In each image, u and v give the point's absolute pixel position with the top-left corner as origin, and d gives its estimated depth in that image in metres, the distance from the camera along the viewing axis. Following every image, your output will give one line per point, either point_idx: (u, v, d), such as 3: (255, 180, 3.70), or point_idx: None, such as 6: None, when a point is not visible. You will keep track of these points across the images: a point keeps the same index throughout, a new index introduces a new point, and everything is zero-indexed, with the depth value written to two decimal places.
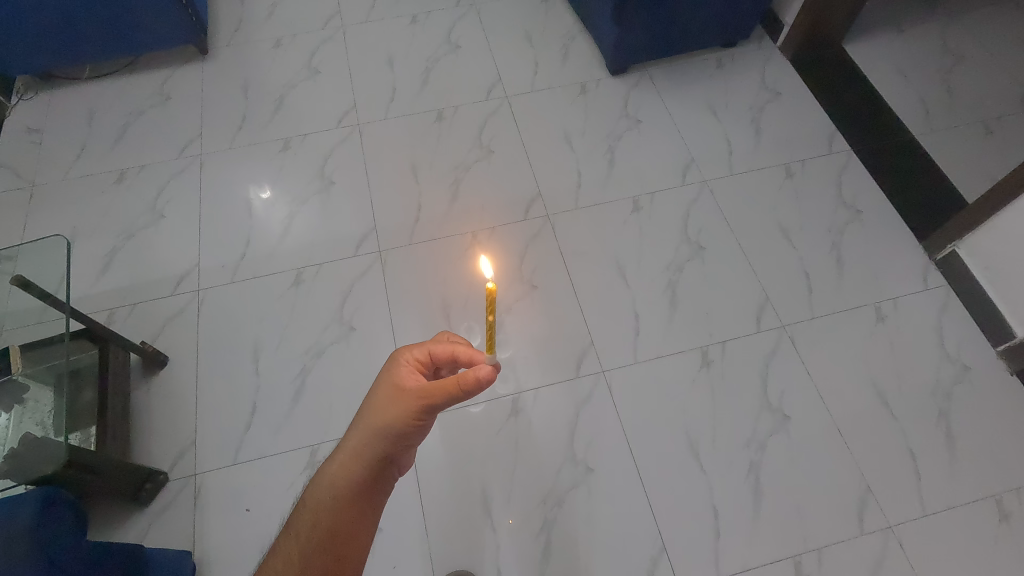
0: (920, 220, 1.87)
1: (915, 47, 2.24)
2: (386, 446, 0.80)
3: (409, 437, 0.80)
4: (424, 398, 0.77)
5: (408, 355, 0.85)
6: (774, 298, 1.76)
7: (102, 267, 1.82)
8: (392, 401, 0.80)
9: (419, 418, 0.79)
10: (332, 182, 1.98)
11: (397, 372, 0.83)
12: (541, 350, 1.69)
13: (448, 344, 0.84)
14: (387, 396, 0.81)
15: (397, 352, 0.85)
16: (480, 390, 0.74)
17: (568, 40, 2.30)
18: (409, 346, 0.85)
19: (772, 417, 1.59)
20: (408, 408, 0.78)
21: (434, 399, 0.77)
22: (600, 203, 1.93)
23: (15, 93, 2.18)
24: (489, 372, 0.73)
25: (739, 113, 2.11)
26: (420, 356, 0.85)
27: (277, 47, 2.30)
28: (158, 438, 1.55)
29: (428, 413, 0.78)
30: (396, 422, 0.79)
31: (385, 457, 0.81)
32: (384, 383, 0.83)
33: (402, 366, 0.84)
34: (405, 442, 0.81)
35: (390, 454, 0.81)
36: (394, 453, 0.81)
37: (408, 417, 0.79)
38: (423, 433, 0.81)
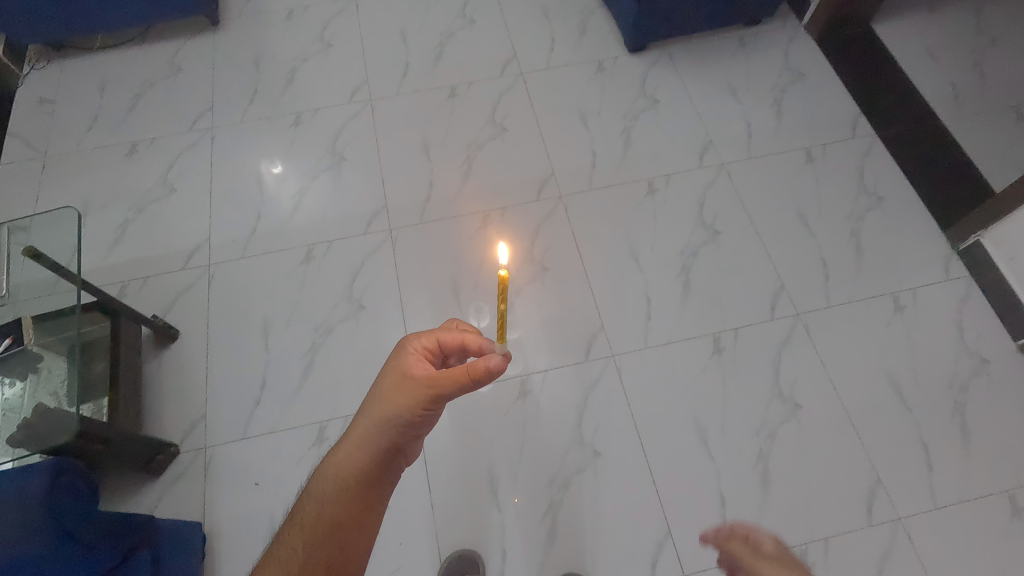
0: (944, 208, 1.82)
1: (947, 28, 2.15)
2: (394, 434, 0.81)
3: (417, 426, 0.81)
4: (434, 387, 0.79)
5: (416, 343, 0.86)
6: (790, 286, 1.73)
7: (114, 240, 1.82)
8: (400, 389, 0.81)
9: (427, 408, 0.80)
10: (343, 158, 1.96)
11: (405, 360, 0.84)
12: (550, 333, 1.68)
13: (458, 333, 0.86)
14: (395, 384, 0.82)
15: (405, 340, 0.87)
16: (490, 380, 0.77)
17: (586, 15, 2.24)
18: (416, 334, 0.87)
19: (783, 406, 1.57)
20: (417, 396, 0.80)
21: (444, 387, 0.79)
22: (615, 184, 1.90)
23: (27, 63, 2.17)
24: (500, 362, 0.75)
25: (760, 94, 2.05)
26: (428, 345, 0.87)
27: (288, 18, 2.27)
28: (169, 411, 1.57)
29: (437, 402, 0.80)
30: (404, 411, 0.80)
31: (392, 446, 0.82)
32: (392, 371, 0.84)
33: (410, 354, 0.85)
34: (412, 431, 0.82)
35: (398, 443, 0.82)
36: (400, 443, 0.82)
37: (417, 405, 0.80)
38: (431, 422, 0.83)
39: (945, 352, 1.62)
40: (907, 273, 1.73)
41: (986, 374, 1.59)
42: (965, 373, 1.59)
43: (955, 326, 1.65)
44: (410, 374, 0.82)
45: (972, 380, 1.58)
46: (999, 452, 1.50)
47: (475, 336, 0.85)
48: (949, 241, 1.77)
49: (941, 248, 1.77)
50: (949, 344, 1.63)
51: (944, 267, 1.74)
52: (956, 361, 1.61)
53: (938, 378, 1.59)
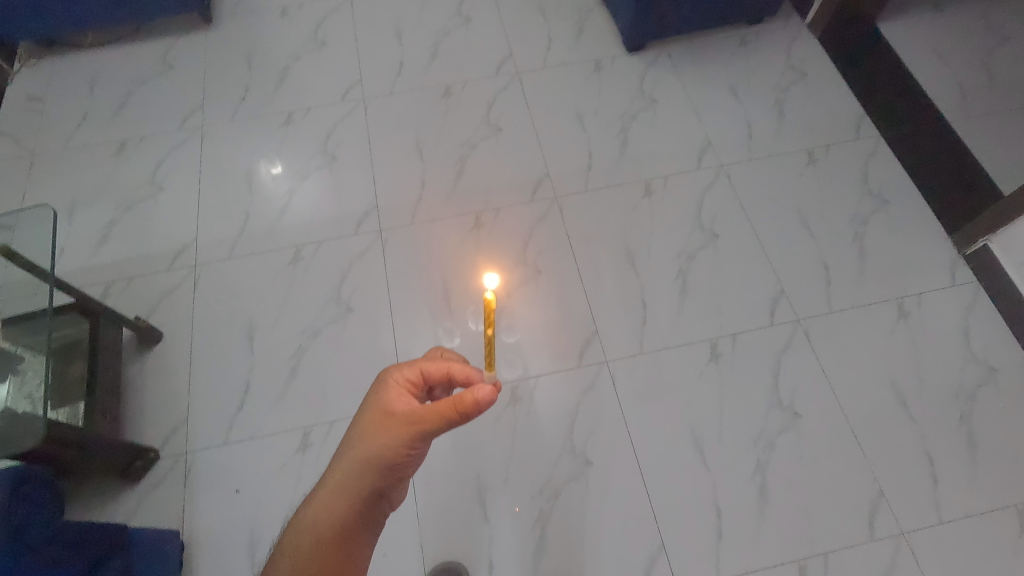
0: (951, 212, 1.76)
1: (954, 28, 2.10)
2: (377, 477, 0.76)
3: (402, 466, 0.77)
4: (419, 423, 0.76)
5: (399, 375, 0.83)
6: (790, 291, 1.68)
7: (100, 240, 1.79)
8: (382, 427, 0.77)
9: (413, 446, 0.76)
10: (335, 158, 1.92)
11: (387, 395, 0.81)
12: (544, 338, 1.63)
13: (442, 363, 0.83)
14: (376, 421, 0.78)
15: (386, 373, 0.83)
16: (480, 412, 0.75)
17: (584, 14, 2.20)
18: (399, 366, 0.83)
19: (783, 414, 1.52)
20: (402, 435, 0.76)
21: (431, 424, 0.75)
22: (611, 185, 1.85)
23: (18, 60, 2.14)
24: (489, 393, 0.74)
25: (761, 94, 2.00)
26: (410, 377, 0.83)
27: (282, 17, 2.23)
28: (150, 415, 1.53)
29: (423, 439, 0.76)
30: (388, 451, 0.76)
31: (375, 490, 0.77)
32: (373, 407, 0.81)
33: (391, 388, 0.82)
34: (396, 472, 0.77)
35: (381, 485, 0.77)
36: (383, 487, 0.78)
37: (401, 444, 0.76)
38: (416, 460, 0.79)
39: (951, 360, 1.56)
40: (912, 279, 1.68)
41: (994, 383, 1.53)
42: (971, 382, 1.54)
43: (962, 334, 1.59)
44: (392, 410, 0.78)
45: (979, 389, 1.53)
46: (1008, 465, 1.45)
47: (462, 366, 0.84)
48: (955, 246, 1.71)
49: (947, 252, 1.71)
50: (955, 352, 1.57)
51: (951, 272, 1.68)
52: (963, 369, 1.55)
53: (943, 387, 1.53)
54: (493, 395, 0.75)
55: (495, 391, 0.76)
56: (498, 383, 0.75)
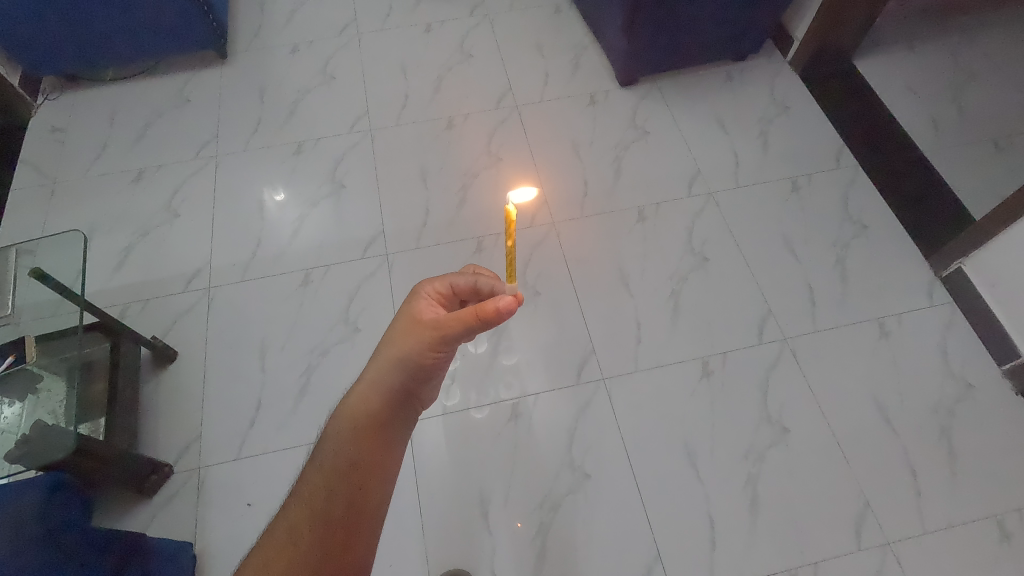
0: (927, 236, 1.87)
1: (926, 64, 2.24)
2: (407, 376, 0.81)
3: (429, 369, 0.81)
4: (443, 329, 0.78)
5: (430, 288, 0.86)
6: (777, 311, 1.76)
7: (118, 263, 1.87)
8: (410, 331, 0.81)
9: (438, 350, 0.80)
10: (343, 186, 2.02)
11: (418, 304, 0.84)
12: (542, 356, 1.71)
13: (471, 277, 0.84)
14: (406, 326, 0.82)
15: (419, 286, 0.86)
16: (500, 321, 0.76)
17: (579, 51, 2.33)
18: (430, 280, 0.86)
19: (771, 429, 1.59)
20: (427, 338, 0.79)
21: (454, 328, 0.78)
22: (606, 211, 1.95)
23: (42, 93, 2.25)
24: (509, 302, 0.75)
25: (747, 126, 2.13)
26: (441, 290, 0.86)
27: (293, 53, 2.36)
28: (164, 432, 1.59)
29: (447, 344, 0.79)
30: (415, 353, 0.80)
31: (406, 388, 0.82)
32: (404, 314, 0.84)
33: (423, 299, 0.85)
34: (424, 374, 0.82)
35: (410, 385, 0.82)
36: (412, 385, 0.82)
37: (427, 347, 0.80)
38: (443, 364, 0.83)
39: (931, 377, 1.64)
40: (892, 300, 1.77)
41: (971, 399, 1.61)
42: (951, 397, 1.61)
43: (940, 352, 1.68)
44: (421, 317, 0.82)
45: (958, 404, 1.60)
46: (987, 477, 1.51)
47: (489, 280, 0.85)
48: (932, 268, 1.81)
49: (924, 274, 1.81)
50: (934, 369, 1.65)
51: (928, 293, 1.77)
52: (942, 386, 1.63)
53: (924, 403, 1.61)
54: (514, 304, 0.75)
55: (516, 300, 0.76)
56: (519, 292, 0.76)
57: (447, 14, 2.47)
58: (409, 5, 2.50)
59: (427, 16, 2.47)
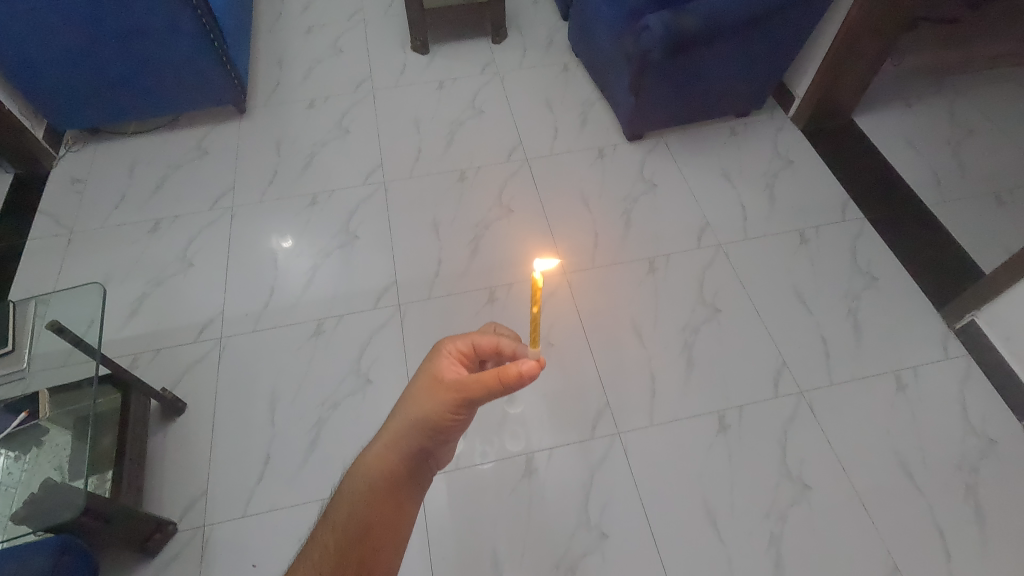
0: (938, 288, 1.88)
1: (924, 121, 2.31)
2: (424, 438, 0.77)
3: (447, 430, 0.77)
4: (463, 391, 0.74)
5: (451, 346, 0.82)
6: (792, 364, 1.75)
7: (130, 313, 1.87)
8: (430, 391, 0.77)
9: (458, 412, 0.76)
10: (356, 236, 2.04)
11: (438, 363, 0.80)
12: (555, 408, 1.69)
13: (493, 335, 0.82)
14: (426, 386, 0.78)
15: (440, 343, 0.83)
16: (522, 385, 0.72)
17: (587, 106, 2.41)
18: (451, 338, 0.83)
19: (792, 486, 1.55)
20: (445, 401, 0.75)
21: (474, 391, 0.74)
22: (617, 263, 1.97)
23: (64, 145, 2.31)
24: (531, 366, 0.71)
25: (753, 179, 2.17)
26: (463, 349, 0.82)
27: (310, 108, 2.44)
28: (170, 487, 1.55)
29: (467, 407, 0.75)
30: (433, 415, 0.76)
31: (422, 450, 0.78)
32: (425, 372, 0.81)
33: (444, 357, 0.81)
34: (441, 435, 0.78)
35: (427, 447, 0.78)
36: (430, 447, 0.78)
37: (446, 410, 0.76)
38: (462, 426, 0.79)
39: (952, 432, 1.62)
40: (906, 352, 1.76)
41: (994, 455, 1.58)
42: (973, 453, 1.58)
43: (959, 406, 1.66)
44: (441, 377, 0.78)
45: (981, 461, 1.57)
46: (1017, 538, 1.47)
47: (511, 340, 0.82)
48: (944, 320, 1.81)
49: (938, 326, 1.80)
50: (954, 424, 1.63)
51: (943, 346, 1.76)
52: (964, 442, 1.60)
53: (947, 459, 1.58)
54: (536, 369, 0.72)
55: (539, 364, 0.72)
56: (542, 357, 0.73)
57: (459, 72, 2.56)
58: (422, 63, 2.60)
59: (439, 74, 2.56)
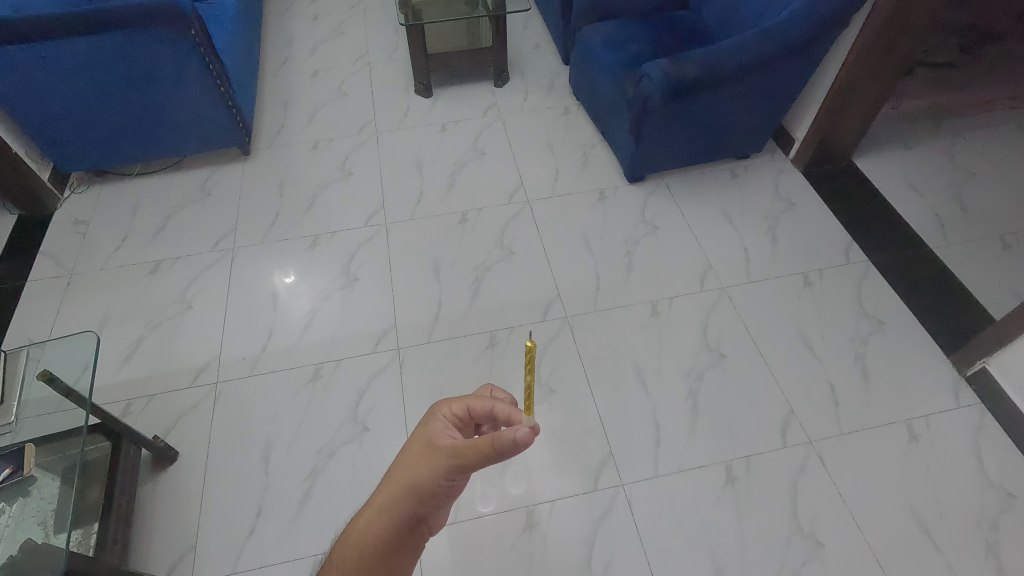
0: (947, 334, 1.84)
1: (924, 163, 2.32)
2: (416, 504, 0.73)
3: (438, 498, 0.73)
4: (455, 458, 0.70)
5: (447, 410, 0.79)
6: (800, 412, 1.70)
7: (125, 357, 1.85)
8: (422, 457, 0.73)
9: (450, 479, 0.72)
10: (356, 278, 2.03)
11: (432, 427, 0.77)
12: (556, 457, 1.63)
13: (488, 400, 0.78)
14: (419, 451, 0.74)
15: (435, 406, 0.80)
16: (515, 453, 0.67)
17: (588, 148, 2.43)
18: (447, 401, 0.79)
19: (804, 543, 1.49)
20: (437, 468, 0.71)
21: (466, 459, 0.70)
22: (619, 306, 1.95)
23: (69, 186, 2.33)
24: (527, 434, 0.67)
25: (755, 222, 2.17)
26: (458, 413, 0.79)
27: (313, 150, 2.46)
28: (158, 541, 1.50)
29: (460, 474, 0.71)
30: (424, 482, 0.72)
31: (414, 517, 0.74)
32: (418, 437, 0.77)
33: (439, 421, 0.78)
34: (434, 503, 0.74)
35: (419, 513, 0.74)
36: (422, 514, 0.74)
37: (438, 477, 0.72)
38: (454, 493, 0.75)
39: (969, 485, 1.56)
40: (917, 400, 1.71)
41: (1015, 510, 1.52)
42: (992, 508, 1.52)
43: (975, 457, 1.60)
44: (435, 442, 0.74)
45: (1001, 516, 1.51)
46: None
47: (506, 406, 0.77)
48: (955, 367, 1.77)
49: (948, 373, 1.76)
50: (970, 477, 1.57)
51: (954, 394, 1.72)
52: (982, 495, 1.54)
53: (965, 514, 1.52)
54: (531, 437, 0.67)
55: (533, 433, 0.67)
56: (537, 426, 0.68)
57: (461, 115, 2.60)
58: (425, 106, 2.64)
59: (442, 116, 2.59)
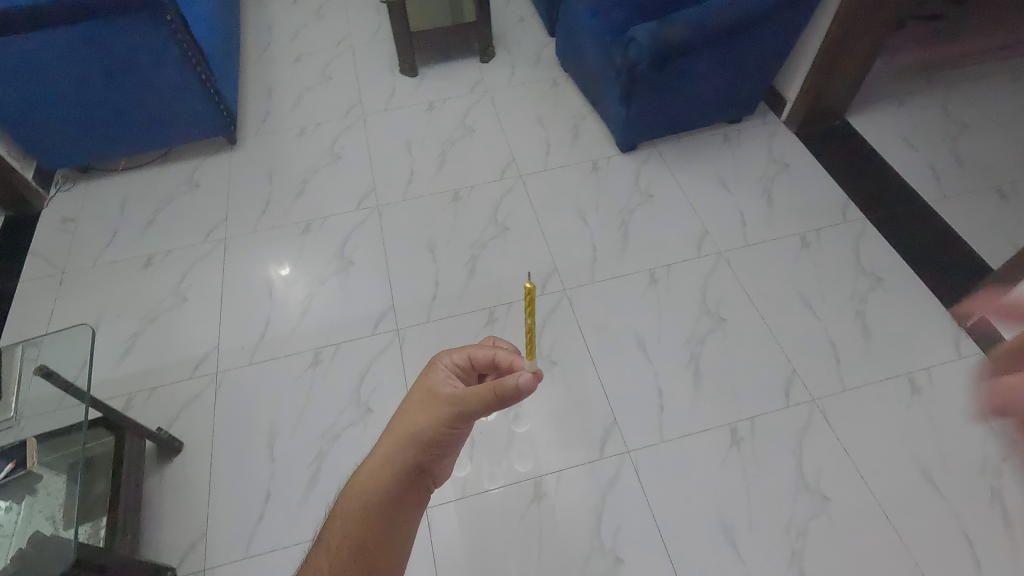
0: (945, 286, 1.84)
1: (918, 117, 2.30)
2: (419, 452, 0.74)
3: (442, 445, 0.74)
4: (457, 406, 0.70)
5: (448, 359, 0.78)
6: (802, 371, 1.70)
7: (123, 352, 1.84)
8: (424, 407, 0.73)
9: (453, 426, 0.72)
10: (351, 262, 2.02)
11: (434, 377, 0.76)
12: (562, 428, 1.64)
13: (489, 348, 0.76)
14: (420, 401, 0.74)
15: (436, 356, 0.78)
16: (518, 401, 0.67)
17: (579, 120, 2.40)
18: (447, 351, 0.78)
19: (811, 499, 1.50)
20: (439, 416, 0.72)
21: (468, 407, 0.69)
22: (616, 276, 1.93)
23: (55, 185, 2.29)
24: (529, 380, 0.65)
25: (750, 184, 2.15)
26: (459, 362, 0.78)
27: (300, 136, 2.43)
28: (169, 530, 1.50)
29: (463, 421, 0.71)
30: (427, 430, 0.72)
31: (418, 466, 0.75)
32: (420, 387, 0.76)
33: (440, 372, 0.77)
34: (437, 451, 0.74)
35: (423, 462, 0.75)
36: (426, 462, 0.75)
37: (441, 424, 0.72)
38: (459, 440, 0.75)
39: (972, 434, 1.57)
40: (918, 353, 1.72)
41: (1018, 456, 1.53)
42: (996, 455, 1.53)
43: (977, 406, 1.61)
44: (436, 391, 0.74)
45: (1004, 463, 1.52)
46: None
47: (507, 353, 0.75)
48: (954, 319, 1.77)
49: (949, 325, 1.76)
50: (973, 425, 1.58)
51: (955, 345, 1.72)
52: (985, 443, 1.55)
53: (969, 462, 1.53)
54: (535, 382, 0.66)
55: (536, 378, 0.67)
56: (540, 372, 0.67)
57: (448, 92, 2.56)
58: (411, 86, 2.60)
59: (429, 95, 2.55)
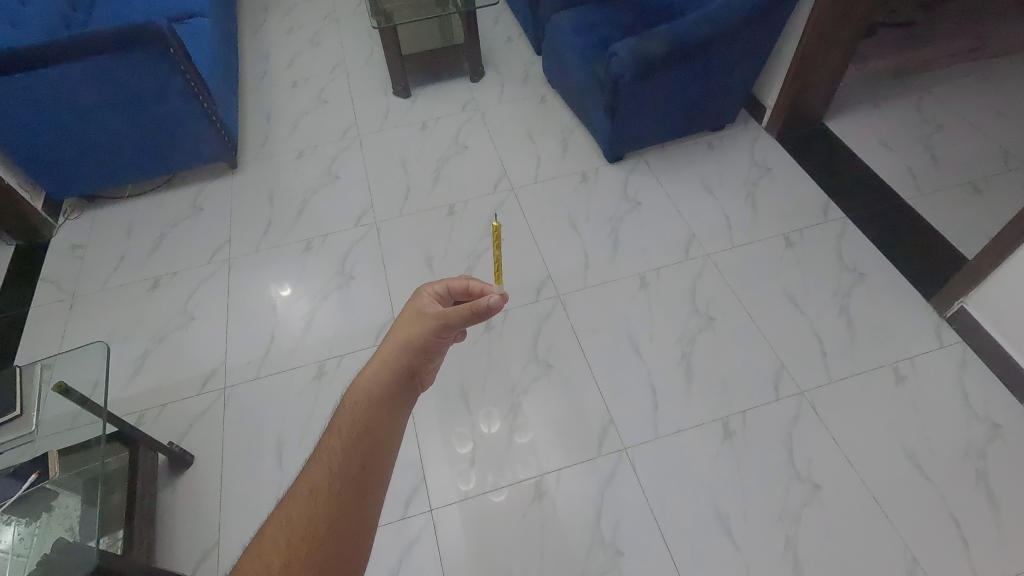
0: (925, 279, 1.91)
1: (893, 120, 2.39)
2: (412, 357, 0.81)
3: (430, 352, 0.82)
4: (444, 319, 0.79)
5: (430, 288, 0.87)
6: (790, 366, 1.76)
7: (133, 371, 1.90)
8: (414, 321, 0.82)
9: (440, 336, 0.81)
10: (352, 276, 2.09)
11: (419, 300, 0.85)
12: (560, 430, 1.69)
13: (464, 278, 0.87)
14: (410, 318, 0.83)
15: (420, 287, 0.88)
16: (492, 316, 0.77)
17: (567, 134, 2.49)
18: (429, 282, 0.88)
19: (803, 487, 1.55)
20: (429, 327, 0.80)
21: (454, 319, 0.79)
22: (608, 281, 2.00)
23: (63, 214, 2.37)
24: (498, 300, 0.76)
25: (734, 189, 2.23)
26: (439, 290, 0.87)
27: (299, 158, 2.51)
28: (181, 541, 1.55)
29: (448, 332, 0.81)
30: (417, 338, 0.81)
31: (410, 370, 0.82)
32: (407, 310, 0.85)
33: (424, 297, 0.86)
34: (426, 357, 0.82)
35: (414, 368, 0.82)
36: (416, 369, 0.82)
37: (430, 333, 0.81)
38: (443, 350, 0.84)
39: (956, 420, 1.62)
40: (901, 344, 1.78)
41: (1001, 439, 1.58)
42: (980, 439, 1.58)
43: (960, 393, 1.67)
44: (423, 310, 0.83)
45: (988, 446, 1.57)
46: None
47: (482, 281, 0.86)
48: (935, 310, 1.83)
49: (930, 317, 1.83)
50: (957, 411, 1.64)
51: (937, 335, 1.79)
52: (969, 428, 1.61)
53: (954, 446, 1.58)
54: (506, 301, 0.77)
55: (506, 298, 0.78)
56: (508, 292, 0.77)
57: (440, 111, 2.65)
58: (405, 107, 2.69)
59: (421, 115, 2.65)
